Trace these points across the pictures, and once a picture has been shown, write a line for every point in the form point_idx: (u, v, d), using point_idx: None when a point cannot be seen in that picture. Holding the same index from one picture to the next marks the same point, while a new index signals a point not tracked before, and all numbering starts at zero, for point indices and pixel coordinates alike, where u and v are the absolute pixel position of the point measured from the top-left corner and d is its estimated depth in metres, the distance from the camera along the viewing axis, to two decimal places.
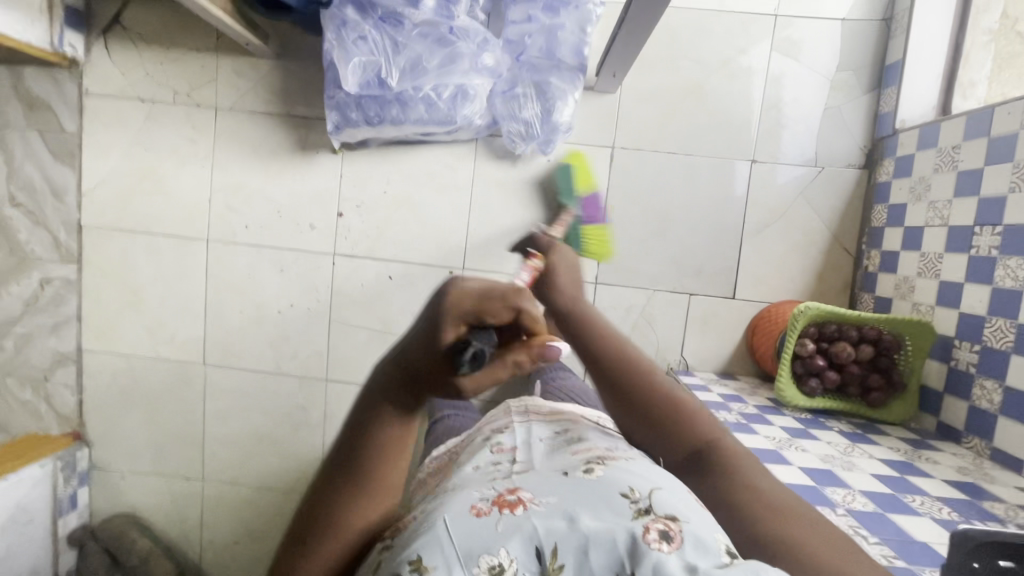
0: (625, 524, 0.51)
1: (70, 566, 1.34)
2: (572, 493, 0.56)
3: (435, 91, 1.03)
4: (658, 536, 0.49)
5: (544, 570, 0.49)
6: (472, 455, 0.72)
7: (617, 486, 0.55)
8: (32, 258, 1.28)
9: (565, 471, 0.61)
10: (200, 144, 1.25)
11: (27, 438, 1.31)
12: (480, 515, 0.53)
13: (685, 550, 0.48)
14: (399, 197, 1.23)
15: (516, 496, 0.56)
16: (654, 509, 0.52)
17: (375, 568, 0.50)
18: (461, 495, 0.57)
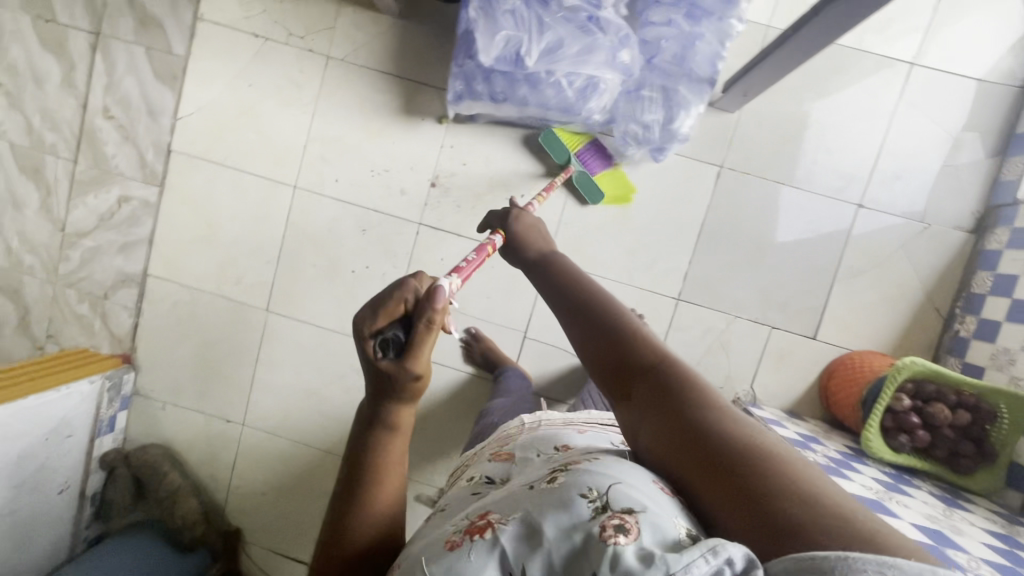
0: (580, 526, 0.43)
1: (97, 486, 1.33)
2: (527, 501, 0.48)
3: (566, 79, 1.01)
4: (615, 530, 0.42)
5: None
6: (474, 482, 0.68)
7: (574, 486, 0.47)
8: (114, 173, 1.26)
9: (530, 484, 0.52)
10: (305, 91, 1.23)
11: (78, 352, 1.30)
12: (454, 548, 0.48)
13: (653, 545, 0.40)
14: (496, 178, 1.21)
15: (486, 518, 0.49)
16: (614, 501, 0.44)
17: None
18: (434, 536, 0.51)
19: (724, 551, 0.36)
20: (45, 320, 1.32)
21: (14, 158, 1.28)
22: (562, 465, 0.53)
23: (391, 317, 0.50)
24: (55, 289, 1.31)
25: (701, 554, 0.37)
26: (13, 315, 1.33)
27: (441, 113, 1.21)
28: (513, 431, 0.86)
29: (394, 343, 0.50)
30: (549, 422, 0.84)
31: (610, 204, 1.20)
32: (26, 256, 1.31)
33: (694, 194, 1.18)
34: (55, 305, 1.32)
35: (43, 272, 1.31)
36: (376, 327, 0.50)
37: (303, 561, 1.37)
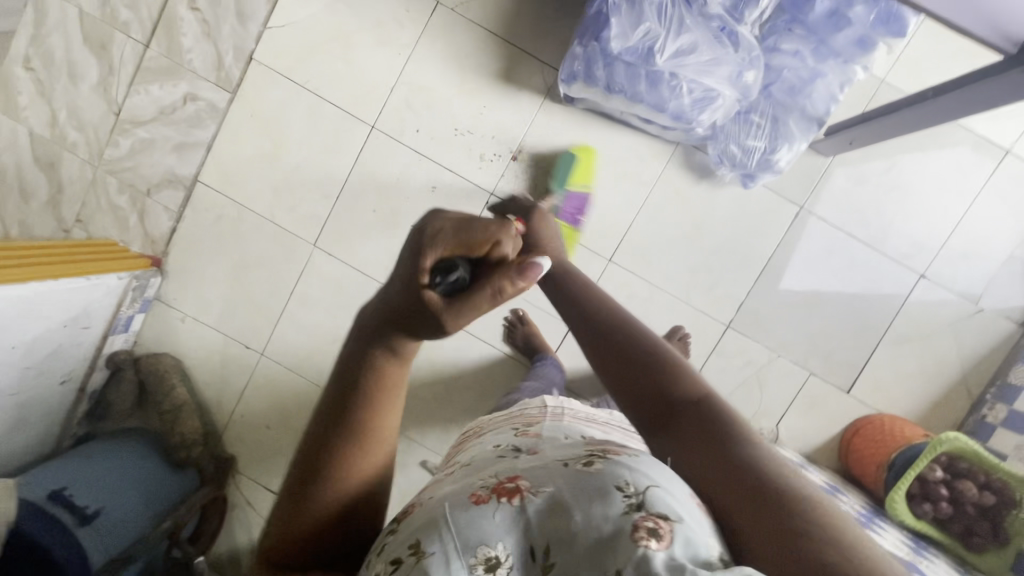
0: (609, 519, 0.40)
1: (99, 384, 1.28)
2: (562, 478, 0.45)
3: (686, 87, 0.99)
4: (647, 533, 0.39)
5: (536, 568, 0.41)
6: (494, 439, 0.65)
7: (610, 476, 0.43)
8: (186, 68, 1.20)
9: (564, 461, 0.48)
10: (406, 31, 1.18)
11: (107, 243, 1.23)
12: (479, 504, 0.45)
13: (685, 558, 0.37)
14: (579, 167, 1.19)
15: (516, 484, 0.46)
16: (650, 501, 0.41)
17: (378, 551, 0.47)
18: (460, 488, 0.49)
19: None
20: (77, 202, 1.25)
21: (80, 26, 1.20)
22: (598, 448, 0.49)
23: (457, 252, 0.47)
24: (95, 173, 1.24)
25: None
26: (44, 190, 1.25)
27: (540, 88, 1.17)
28: (530, 408, 0.77)
29: (452, 277, 0.46)
30: (573, 412, 0.76)
31: (685, 219, 1.19)
32: (71, 131, 1.23)
33: (769, 228, 1.19)
34: (92, 189, 1.25)
35: (86, 152, 1.24)
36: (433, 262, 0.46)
37: None
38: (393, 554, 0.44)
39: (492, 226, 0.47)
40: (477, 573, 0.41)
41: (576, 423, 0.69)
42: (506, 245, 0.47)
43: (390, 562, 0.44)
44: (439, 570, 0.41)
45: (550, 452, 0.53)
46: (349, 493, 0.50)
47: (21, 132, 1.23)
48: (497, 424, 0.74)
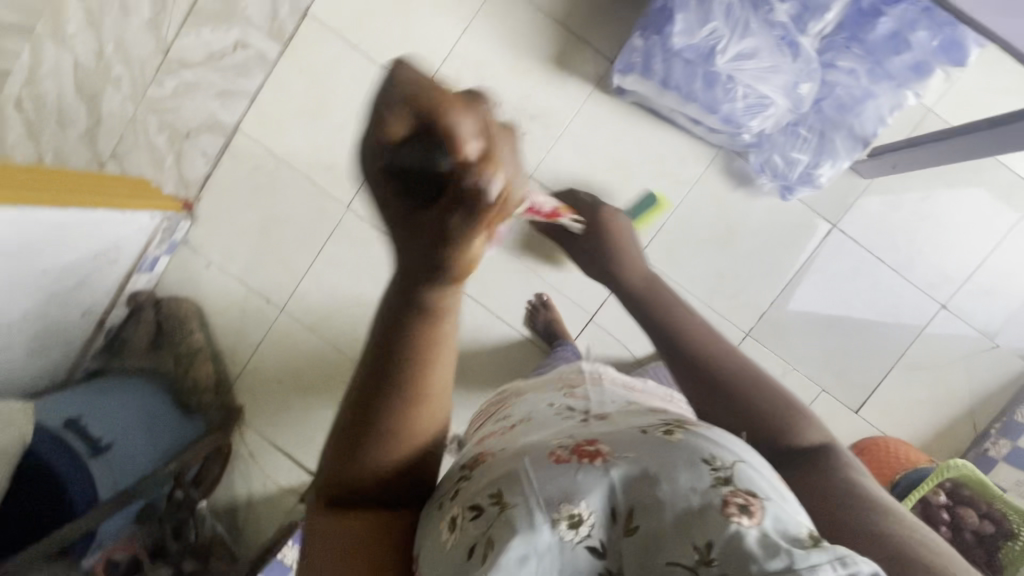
0: (698, 491, 0.43)
1: (117, 321, 1.28)
2: (645, 447, 0.48)
3: (740, 91, 1.00)
4: (737, 508, 0.42)
5: (619, 530, 0.44)
6: (543, 399, 0.68)
7: (695, 449, 0.47)
8: (240, 15, 1.19)
9: (641, 428, 0.51)
10: (464, 4, 1.18)
11: (140, 181, 1.23)
12: (560, 462, 0.48)
13: (773, 533, 0.41)
14: (620, 159, 1.20)
15: (597, 448, 0.49)
16: (736, 479, 0.44)
17: (453, 495, 0.50)
18: (537, 445, 0.52)
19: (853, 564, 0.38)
20: (115, 137, 1.24)
21: None
22: (673, 417, 0.53)
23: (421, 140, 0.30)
24: (135, 110, 1.23)
25: (831, 560, 0.38)
26: (82, 121, 1.24)
27: (591, 77, 1.18)
28: (568, 372, 0.80)
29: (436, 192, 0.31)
30: (611, 377, 0.79)
31: (719, 223, 1.20)
32: (116, 65, 1.22)
33: (800, 242, 1.20)
34: (131, 126, 1.24)
35: (128, 88, 1.23)
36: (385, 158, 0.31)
37: (295, 460, 1.35)
38: (471, 501, 0.47)
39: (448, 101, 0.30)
40: (559, 528, 0.43)
41: (616, 389, 0.73)
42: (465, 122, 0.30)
43: (468, 508, 0.47)
44: (524, 522, 0.43)
45: (616, 419, 0.57)
46: (387, 461, 0.47)
47: (64, 59, 1.22)
48: (535, 386, 0.78)
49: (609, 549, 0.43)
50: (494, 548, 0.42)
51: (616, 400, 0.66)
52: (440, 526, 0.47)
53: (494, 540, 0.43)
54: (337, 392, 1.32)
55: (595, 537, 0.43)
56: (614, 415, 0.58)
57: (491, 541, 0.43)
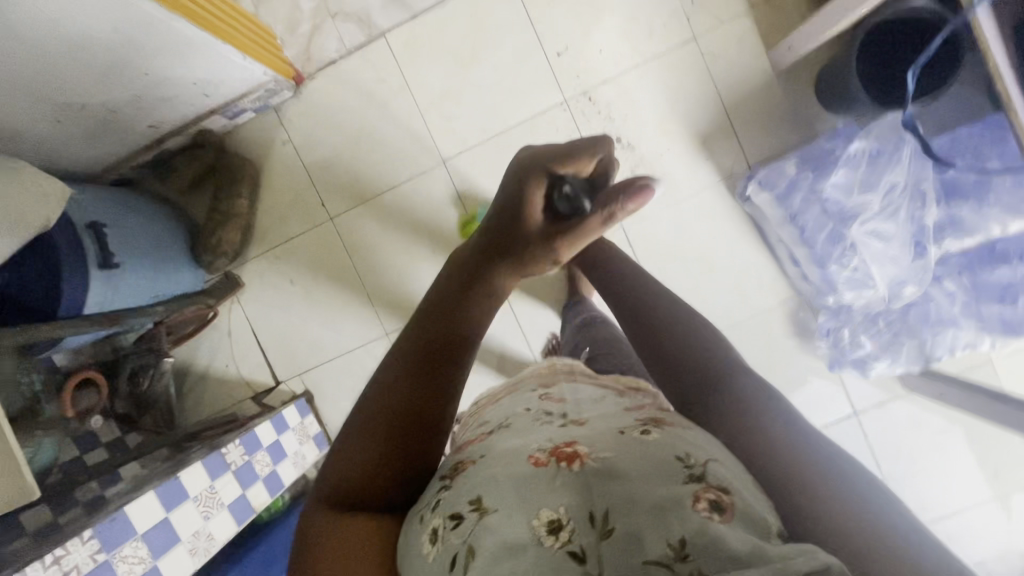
0: (668, 485, 0.40)
1: (174, 146, 1.22)
2: (622, 449, 0.44)
3: (853, 262, 1.00)
4: (708, 503, 0.38)
5: (598, 536, 0.39)
6: (520, 402, 0.64)
7: (668, 448, 0.43)
8: None
9: (619, 429, 0.48)
10: (652, 42, 1.16)
11: (268, 31, 1.17)
12: (538, 466, 0.44)
13: (747, 527, 0.37)
14: (708, 255, 1.20)
15: (574, 449, 0.46)
16: (711, 472, 0.41)
17: (432, 507, 0.46)
18: (516, 445, 0.49)
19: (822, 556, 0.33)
20: None
21: None
22: (647, 416, 0.51)
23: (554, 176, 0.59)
24: None
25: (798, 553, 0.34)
26: None
27: (726, 169, 1.17)
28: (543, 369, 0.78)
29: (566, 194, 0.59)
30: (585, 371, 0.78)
31: (760, 358, 1.22)
32: None
33: (819, 411, 1.23)
34: None
35: None
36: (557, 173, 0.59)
37: (266, 358, 1.32)
38: (450, 509, 0.44)
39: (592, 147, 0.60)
40: (540, 533, 0.40)
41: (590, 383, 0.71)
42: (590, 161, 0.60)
43: (449, 517, 0.43)
44: (505, 523, 0.41)
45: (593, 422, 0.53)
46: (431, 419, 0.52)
47: None
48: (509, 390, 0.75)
49: (589, 553, 0.38)
50: (475, 558, 0.39)
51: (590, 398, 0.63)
52: (421, 539, 0.44)
53: (474, 545, 0.40)
54: (340, 319, 1.29)
55: (576, 543, 0.39)
56: (596, 419, 0.54)
57: (473, 548, 0.40)
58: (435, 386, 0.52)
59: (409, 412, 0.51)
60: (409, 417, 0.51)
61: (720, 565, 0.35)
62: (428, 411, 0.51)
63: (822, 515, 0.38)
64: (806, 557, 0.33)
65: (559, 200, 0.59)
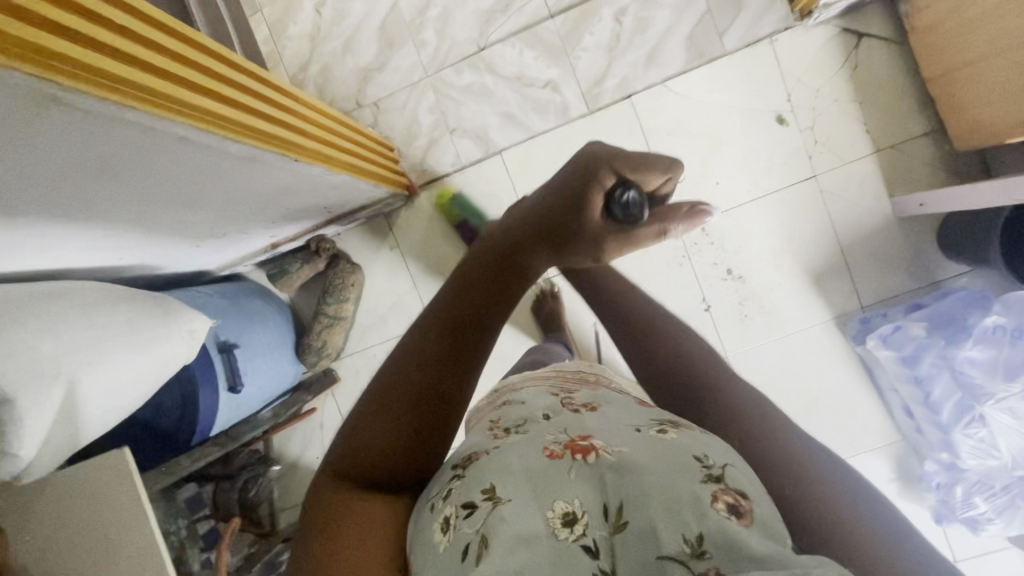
0: (687, 484, 0.38)
1: (288, 249, 1.25)
2: (635, 442, 0.43)
3: (980, 434, 0.99)
4: (727, 506, 0.37)
5: (608, 527, 0.38)
6: (541, 391, 0.57)
7: (687, 446, 0.42)
8: (569, 61, 1.16)
9: (635, 426, 0.46)
10: (770, 178, 1.15)
11: (386, 144, 1.19)
12: (553, 457, 0.42)
13: (763, 534, 0.35)
14: (812, 393, 1.19)
15: (590, 442, 0.44)
16: (731, 478, 0.39)
17: (444, 494, 0.42)
18: (528, 433, 0.46)
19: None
20: (387, 91, 1.22)
21: None
22: (664, 414, 0.48)
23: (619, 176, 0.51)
24: (421, 79, 1.21)
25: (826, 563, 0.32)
26: (367, 57, 1.22)
27: (837, 308, 1.16)
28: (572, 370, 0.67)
29: (629, 198, 0.51)
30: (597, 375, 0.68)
31: None
32: (429, 30, 1.20)
33: None
34: (408, 90, 1.21)
35: (427, 57, 1.20)
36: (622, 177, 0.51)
37: None
38: (463, 497, 0.40)
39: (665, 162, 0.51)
40: (554, 526, 0.38)
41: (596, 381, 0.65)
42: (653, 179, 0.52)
43: (461, 505, 0.40)
44: (516, 513, 0.39)
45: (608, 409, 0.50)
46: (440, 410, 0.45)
47: None
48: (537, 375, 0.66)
49: (603, 549, 0.37)
50: (488, 547, 0.36)
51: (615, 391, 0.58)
52: (432, 527, 0.40)
53: (488, 535, 0.37)
54: None
55: (589, 537, 0.38)
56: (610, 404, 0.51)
57: (487, 537, 0.37)
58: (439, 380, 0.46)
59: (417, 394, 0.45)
60: (410, 406, 0.45)
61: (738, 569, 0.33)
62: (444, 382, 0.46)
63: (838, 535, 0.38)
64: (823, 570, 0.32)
65: (619, 203, 0.51)
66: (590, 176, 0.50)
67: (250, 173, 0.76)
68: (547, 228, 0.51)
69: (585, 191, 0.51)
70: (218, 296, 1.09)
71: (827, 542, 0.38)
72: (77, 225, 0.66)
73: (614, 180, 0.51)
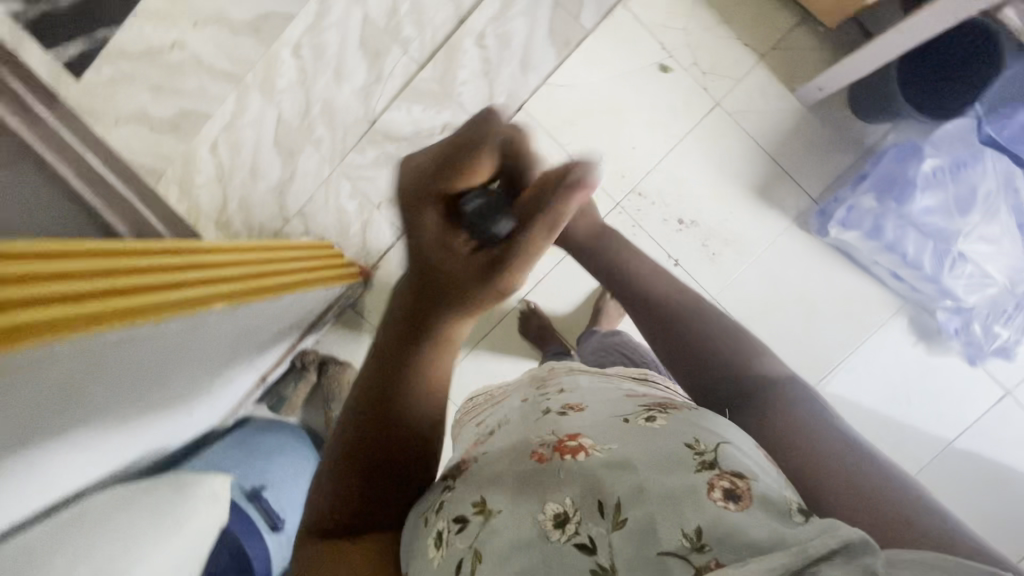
0: (684, 476, 0.45)
1: (277, 375, 1.27)
2: (625, 437, 0.50)
3: (968, 271, 1.02)
4: (723, 492, 0.43)
5: (609, 524, 0.44)
6: (518, 395, 0.67)
7: (680, 434, 0.49)
8: (455, 100, 1.21)
9: (623, 417, 0.54)
10: (678, 123, 1.18)
11: (324, 244, 1.23)
12: (541, 462, 0.50)
13: (763, 507, 0.42)
14: (806, 297, 1.20)
15: (578, 442, 0.51)
16: (721, 460, 0.46)
17: (437, 507, 0.52)
18: (517, 441, 0.54)
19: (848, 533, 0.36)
20: (305, 196, 1.27)
21: (361, 32, 1.19)
22: (650, 402, 0.56)
23: (449, 185, 0.45)
24: (331, 173, 1.26)
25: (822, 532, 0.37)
26: (275, 174, 1.27)
27: (792, 211, 1.19)
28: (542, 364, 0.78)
29: (476, 209, 0.46)
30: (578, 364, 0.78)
31: (896, 374, 1.21)
32: (319, 126, 1.25)
33: (972, 404, 1.21)
34: (324, 187, 1.26)
35: (328, 151, 1.25)
36: (451, 188, 0.45)
37: None
38: (453, 513, 0.50)
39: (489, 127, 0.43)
40: (547, 529, 0.45)
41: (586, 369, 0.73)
42: (484, 162, 0.45)
43: (452, 522, 0.49)
44: (513, 520, 0.46)
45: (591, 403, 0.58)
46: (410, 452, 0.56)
47: (269, 113, 1.25)
48: (510, 384, 0.76)
49: (600, 543, 0.44)
50: (481, 560, 0.45)
51: (591, 377, 0.67)
52: (428, 545, 0.50)
53: (481, 546, 0.46)
54: None
55: (585, 533, 0.45)
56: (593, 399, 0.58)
57: (479, 552, 0.46)
58: (393, 433, 0.56)
59: (377, 451, 0.55)
60: (379, 461, 0.55)
61: (735, 548, 0.39)
62: (403, 442, 0.56)
63: (868, 503, 0.45)
64: (826, 539, 0.36)
65: (470, 219, 0.47)
66: (415, 205, 0.46)
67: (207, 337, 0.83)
68: (429, 284, 0.51)
69: (423, 224, 0.47)
70: (231, 449, 1.11)
71: (868, 511, 0.45)
72: (67, 449, 0.68)
73: (444, 198, 0.46)
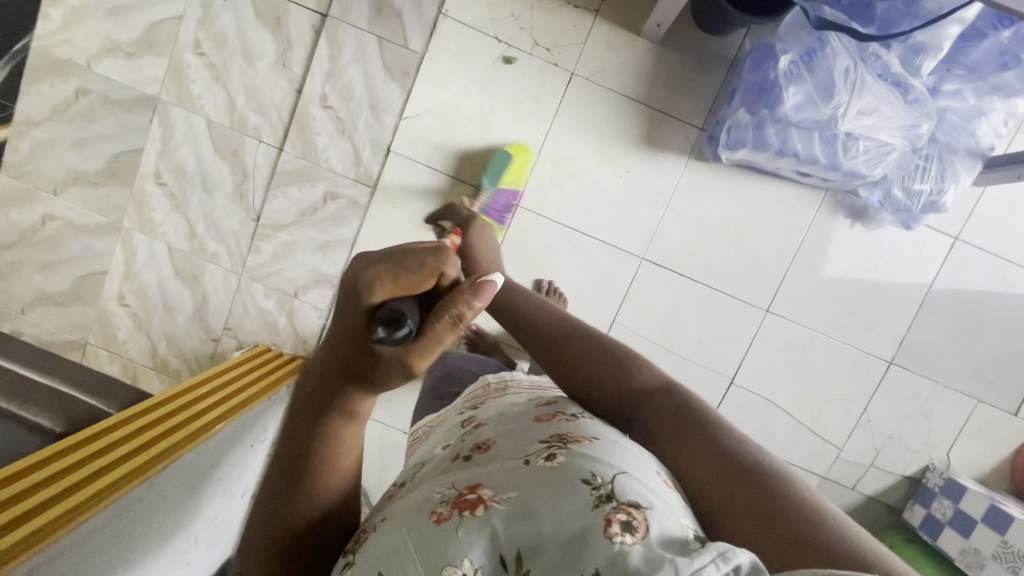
0: (579, 520, 0.38)
1: None
2: (525, 482, 0.42)
3: (861, 146, 0.99)
4: (620, 527, 0.37)
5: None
6: (439, 436, 0.59)
7: (577, 470, 0.41)
8: (324, 167, 1.19)
9: (524, 457, 0.45)
10: (543, 106, 1.16)
11: (261, 350, 1.23)
12: (440, 523, 0.40)
13: (660, 545, 0.36)
14: (730, 224, 1.19)
15: (478, 494, 0.42)
16: (619, 492, 0.39)
17: None
18: (416, 496, 0.45)
19: (734, 558, 0.32)
20: (224, 312, 1.26)
21: (209, 135, 1.20)
22: (554, 430, 0.48)
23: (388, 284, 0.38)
24: (239, 280, 1.25)
25: (712, 560, 0.32)
26: (188, 303, 1.26)
27: (684, 147, 1.17)
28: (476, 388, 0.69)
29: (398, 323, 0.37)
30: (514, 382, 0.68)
31: (842, 263, 1.20)
32: (210, 242, 1.24)
33: (925, 263, 1.20)
34: (238, 296, 1.25)
35: (228, 262, 1.24)
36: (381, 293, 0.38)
37: None
38: None
39: (431, 260, 0.38)
40: None
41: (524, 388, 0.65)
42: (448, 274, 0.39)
43: None
44: None
45: (496, 442, 0.49)
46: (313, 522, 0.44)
47: (159, 247, 1.25)
48: (441, 417, 0.69)
49: None
50: None
51: (509, 404, 0.58)
52: None
53: None
54: None
55: None
56: (500, 435, 0.50)
57: None
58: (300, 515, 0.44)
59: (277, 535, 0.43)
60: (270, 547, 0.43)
61: None
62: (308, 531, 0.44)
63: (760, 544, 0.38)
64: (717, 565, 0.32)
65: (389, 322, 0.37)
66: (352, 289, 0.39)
67: (179, 485, 0.84)
68: (346, 372, 0.41)
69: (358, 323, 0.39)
70: None
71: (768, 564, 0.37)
72: None
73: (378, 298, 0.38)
